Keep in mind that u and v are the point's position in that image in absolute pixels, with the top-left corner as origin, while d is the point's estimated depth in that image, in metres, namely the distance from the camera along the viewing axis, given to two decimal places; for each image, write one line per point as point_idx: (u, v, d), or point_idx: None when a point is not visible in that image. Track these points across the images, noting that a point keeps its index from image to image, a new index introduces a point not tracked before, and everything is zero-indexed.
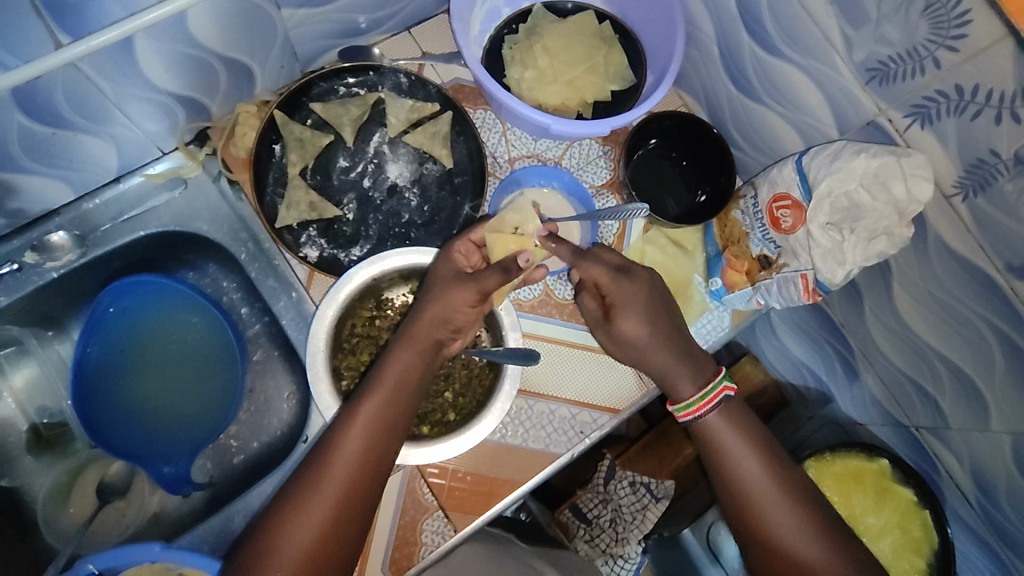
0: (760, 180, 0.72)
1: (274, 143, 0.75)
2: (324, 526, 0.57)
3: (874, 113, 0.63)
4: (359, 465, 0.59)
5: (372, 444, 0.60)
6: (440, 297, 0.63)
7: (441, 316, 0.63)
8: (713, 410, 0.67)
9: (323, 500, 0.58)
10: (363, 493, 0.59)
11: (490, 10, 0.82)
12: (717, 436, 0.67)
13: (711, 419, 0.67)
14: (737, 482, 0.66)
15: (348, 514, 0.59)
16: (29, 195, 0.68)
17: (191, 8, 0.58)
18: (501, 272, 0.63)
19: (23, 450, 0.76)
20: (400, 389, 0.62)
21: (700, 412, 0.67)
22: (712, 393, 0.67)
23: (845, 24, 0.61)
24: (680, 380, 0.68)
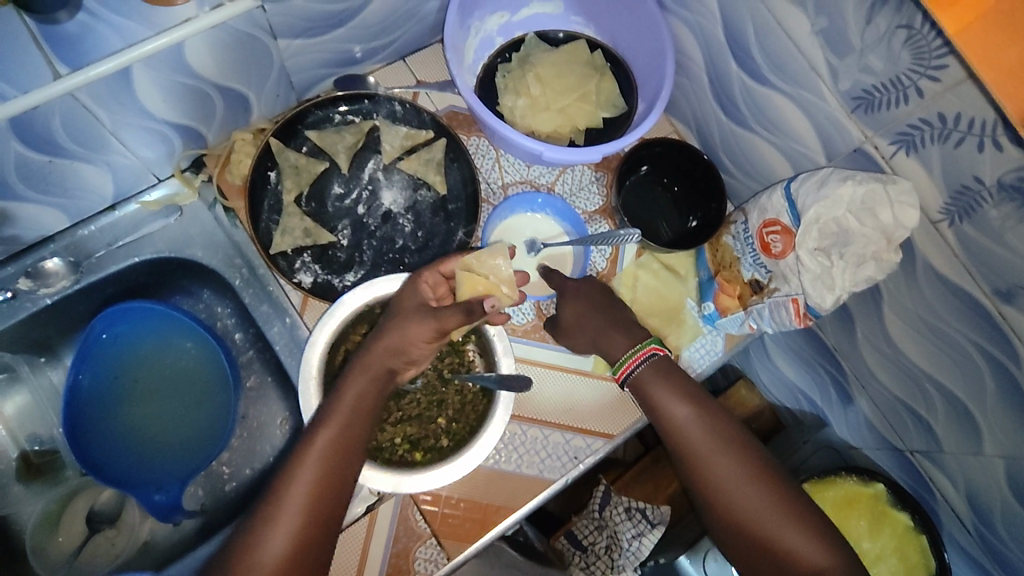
0: (750, 206, 0.73)
1: (269, 169, 0.75)
2: (283, 561, 0.56)
3: (861, 140, 0.65)
4: (315, 498, 0.58)
5: (326, 477, 0.59)
6: (398, 327, 0.63)
7: (398, 347, 0.63)
8: (645, 364, 0.69)
9: (279, 534, 0.57)
10: (320, 526, 0.58)
11: (484, 39, 0.84)
12: (650, 386, 0.69)
13: (646, 377, 0.69)
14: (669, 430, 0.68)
15: (310, 549, 0.57)
16: (24, 222, 0.68)
17: (188, 40, 0.60)
18: (463, 313, 0.63)
19: (13, 477, 0.75)
20: (353, 420, 0.61)
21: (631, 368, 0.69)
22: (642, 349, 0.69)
23: (829, 54, 0.62)
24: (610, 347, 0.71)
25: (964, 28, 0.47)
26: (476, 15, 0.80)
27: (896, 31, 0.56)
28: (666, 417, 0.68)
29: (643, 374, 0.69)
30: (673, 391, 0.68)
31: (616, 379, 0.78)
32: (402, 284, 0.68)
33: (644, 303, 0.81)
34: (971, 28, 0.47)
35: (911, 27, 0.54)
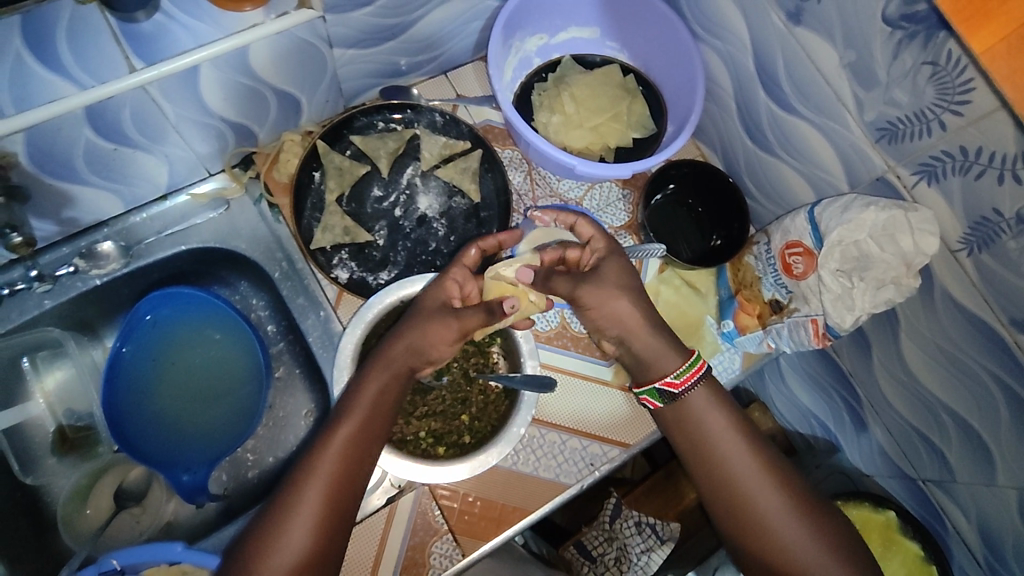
0: (773, 227, 0.75)
1: (314, 170, 0.80)
2: (303, 551, 0.58)
3: (884, 169, 0.67)
4: (335, 488, 0.60)
5: (347, 469, 0.61)
6: (420, 325, 0.66)
7: (418, 345, 0.66)
8: (696, 389, 0.69)
9: (301, 522, 0.58)
10: (337, 518, 0.60)
11: (523, 58, 0.88)
12: (694, 404, 0.69)
13: (694, 395, 0.69)
14: (705, 447, 0.69)
15: (330, 538, 0.59)
16: (84, 206, 0.72)
17: (253, 44, 0.64)
18: (484, 312, 0.68)
19: (47, 451, 0.77)
20: (372, 418, 0.63)
21: (687, 384, 0.69)
22: (697, 362, 0.70)
23: (856, 87, 0.65)
24: (631, 342, 0.71)
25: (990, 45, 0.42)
26: (518, 36, 0.85)
27: (921, 67, 0.59)
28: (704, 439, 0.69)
29: (696, 394, 0.69)
30: (716, 408, 0.69)
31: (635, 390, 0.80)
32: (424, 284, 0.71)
33: (664, 317, 0.83)
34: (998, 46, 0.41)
35: (936, 64, 0.57)
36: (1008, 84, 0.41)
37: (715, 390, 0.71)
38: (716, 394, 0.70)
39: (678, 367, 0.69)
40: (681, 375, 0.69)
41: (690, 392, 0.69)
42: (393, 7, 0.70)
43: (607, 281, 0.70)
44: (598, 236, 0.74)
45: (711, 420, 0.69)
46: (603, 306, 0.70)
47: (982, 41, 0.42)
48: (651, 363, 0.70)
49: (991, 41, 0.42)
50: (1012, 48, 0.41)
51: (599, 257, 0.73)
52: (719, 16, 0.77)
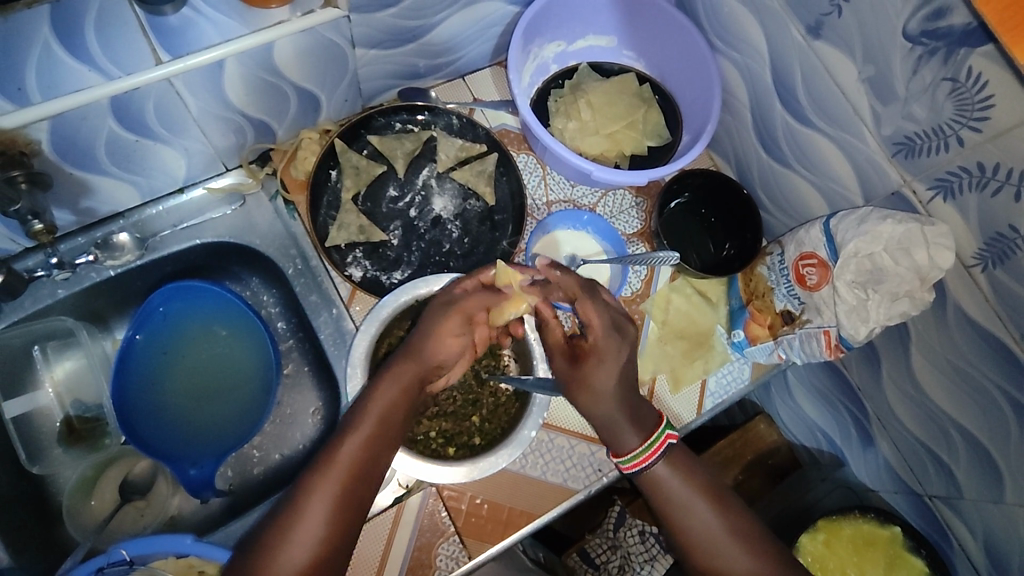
0: (788, 238, 0.76)
1: (331, 168, 0.80)
2: (312, 549, 0.55)
3: (899, 183, 0.68)
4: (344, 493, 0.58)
5: (360, 464, 0.59)
6: (430, 326, 0.65)
7: (428, 345, 0.64)
8: (660, 459, 0.65)
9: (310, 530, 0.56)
10: (348, 516, 0.58)
11: (541, 64, 0.89)
12: (657, 476, 0.64)
13: (658, 466, 0.65)
14: (669, 517, 0.64)
15: (338, 542, 0.56)
16: (102, 196, 0.72)
17: (278, 40, 0.65)
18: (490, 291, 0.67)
19: (55, 441, 0.76)
20: (382, 423, 0.61)
21: (645, 463, 0.64)
22: (657, 441, 0.64)
23: (874, 100, 0.66)
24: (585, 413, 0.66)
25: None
26: (537, 42, 0.85)
27: (940, 83, 0.59)
28: (674, 509, 0.64)
29: (658, 469, 0.65)
30: (682, 479, 0.64)
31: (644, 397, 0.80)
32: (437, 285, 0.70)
33: (674, 325, 0.83)
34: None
35: (956, 80, 0.58)
36: None
37: (683, 462, 0.66)
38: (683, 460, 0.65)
39: (643, 440, 0.64)
40: (635, 457, 0.64)
41: (650, 468, 0.64)
42: (416, 9, 0.71)
43: (585, 372, 0.65)
44: (601, 323, 0.65)
45: (679, 488, 0.64)
46: (571, 383, 0.66)
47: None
48: (610, 437, 0.66)
49: None
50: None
51: (595, 344, 0.65)
52: (738, 29, 0.78)
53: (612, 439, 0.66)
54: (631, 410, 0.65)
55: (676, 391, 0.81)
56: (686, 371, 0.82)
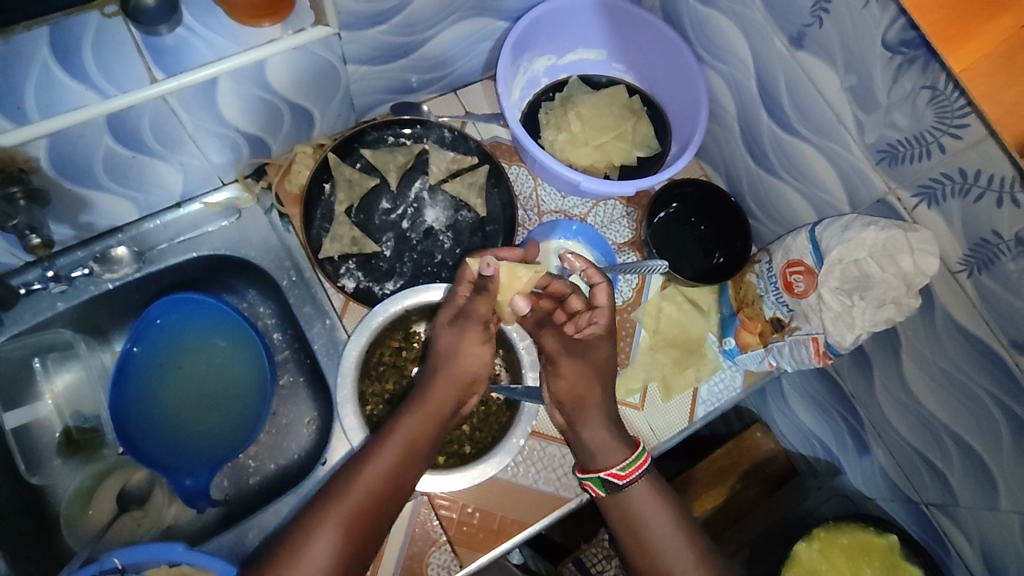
0: (776, 247, 0.76)
1: (324, 182, 0.82)
2: (335, 549, 0.59)
3: (884, 191, 0.68)
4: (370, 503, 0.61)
5: (379, 488, 0.62)
6: (459, 344, 0.68)
7: (456, 360, 0.68)
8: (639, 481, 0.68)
9: (331, 533, 0.59)
10: (363, 534, 0.60)
11: (531, 78, 0.90)
12: (634, 497, 0.68)
13: (636, 486, 0.68)
14: (640, 536, 0.67)
15: (355, 547, 0.60)
16: (100, 211, 0.74)
17: (272, 58, 0.66)
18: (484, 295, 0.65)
19: (53, 453, 0.78)
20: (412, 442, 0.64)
21: (632, 476, 0.67)
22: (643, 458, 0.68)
23: (857, 109, 0.66)
24: (585, 426, 0.68)
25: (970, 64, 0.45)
26: (526, 56, 0.87)
27: (920, 91, 0.60)
28: (643, 534, 0.67)
29: (637, 489, 0.68)
30: (657, 500, 0.68)
31: (635, 405, 0.80)
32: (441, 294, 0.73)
33: (665, 333, 0.84)
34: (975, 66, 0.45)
35: (935, 88, 0.58)
36: (986, 99, 0.45)
37: (658, 487, 0.69)
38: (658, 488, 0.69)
39: (626, 458, 0.67)
40: (628, 467, 0.67)
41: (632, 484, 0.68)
42: (406, 26, 0.73)
43: (588, 360, 0.69)
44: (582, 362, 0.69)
45: (652, 513, 0.67)
46: (578, 383, 0.68)
47: (962, 59, 0.45)
48: (592, 457, 0.69)
49: (969, 60, 0.45)
50: (990, 66, 0.44)
51: (593, 329, 0.69)
52: (723, 40, 0.79)
53: (593, 459, 0.68)
54: (613, 426, 0.69)
55: (667, 399, 0.81)
56: (677, 379, 0.82)
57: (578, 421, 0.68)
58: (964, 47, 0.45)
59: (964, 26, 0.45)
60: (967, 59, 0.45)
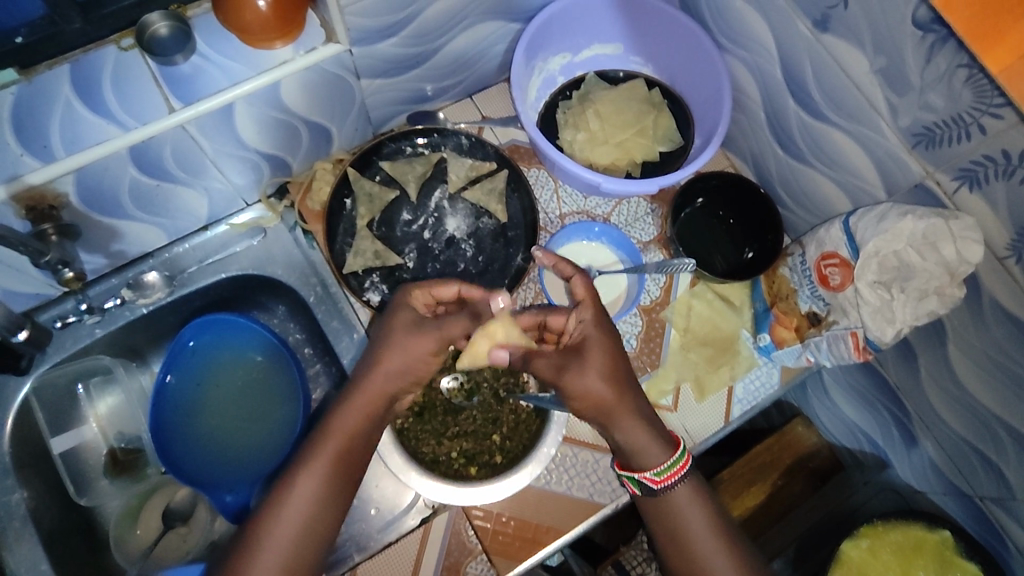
0: (808, 238, 0.73)
1: (346, 197, 0.81)
2: (312, 500, 0.60)
3: (922, 175, 0.65)
4: (342, 450, 0.62)
5: (319, 504, 0.60)
6: (401, 349, 0.65)
7: (403, 368, 0.65)
8: (679, 483, 0.66)
9: (310, 481, 0.60)
10: (335, 497, 0.61)
11: (547, 78, 0.88)
12: (675, 499, 0.66)
13: (678, 492, 0.66)
14: (683, 547, 0.65)
15: (333, 493, 0.61)
16: (131, 239, 0.76)
17: (285, 79, 0.67)
18: (468, 319, 0.69)
19: (100, 473, 0.81)
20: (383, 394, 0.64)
21: (670, 481, 0.65)
22: (680, 461, 0.65)
23: (889, 91, 0.63)
24: (618, 426, 0.65)
25: (1004, 65, 0.48)
26: (540, 56, 0.85)
27: (956, 70, 0.56)
28: (682, 538, 0.65)
29: (678, 492, 0.66)
30: (698, 503, 0.66)
31: (669, 407, 0.79)
32: (395, 344, 0.65)
33: (697, 332, 0.81)
34: (1010, 66, 0.48)
35: (971, 66, 0.55)
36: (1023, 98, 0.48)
37: (699, 490, 0.67)
38: (701, 489, 0.67)
39: (664, 461, 0.65)
40: (661, 473, 0.64)
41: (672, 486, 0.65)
42: (417, 36, 0.72)
43: (593, 362, 0.65)
44: (600, 369, 0.64)
45: (692, 516, 0.65)
46: (594, 389, 0.65)
47: (999, 58, 0.48)
48: (628, 455, 0.66)
49: (1006, 59, 0.47)
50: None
51: (583, 330, 0.67)
52: (744, 28, 0.76)
53: (628, 454, 0.66)
54: (649, 420, 0.66)
55: (701, 400, 0.79)
56: (711, 378, 0.80)
57: (609, 425, 0.66)
58: (999, 46, 0.47)
59: (997, 27, 0.47)
60: (1002, 58, 0.48)
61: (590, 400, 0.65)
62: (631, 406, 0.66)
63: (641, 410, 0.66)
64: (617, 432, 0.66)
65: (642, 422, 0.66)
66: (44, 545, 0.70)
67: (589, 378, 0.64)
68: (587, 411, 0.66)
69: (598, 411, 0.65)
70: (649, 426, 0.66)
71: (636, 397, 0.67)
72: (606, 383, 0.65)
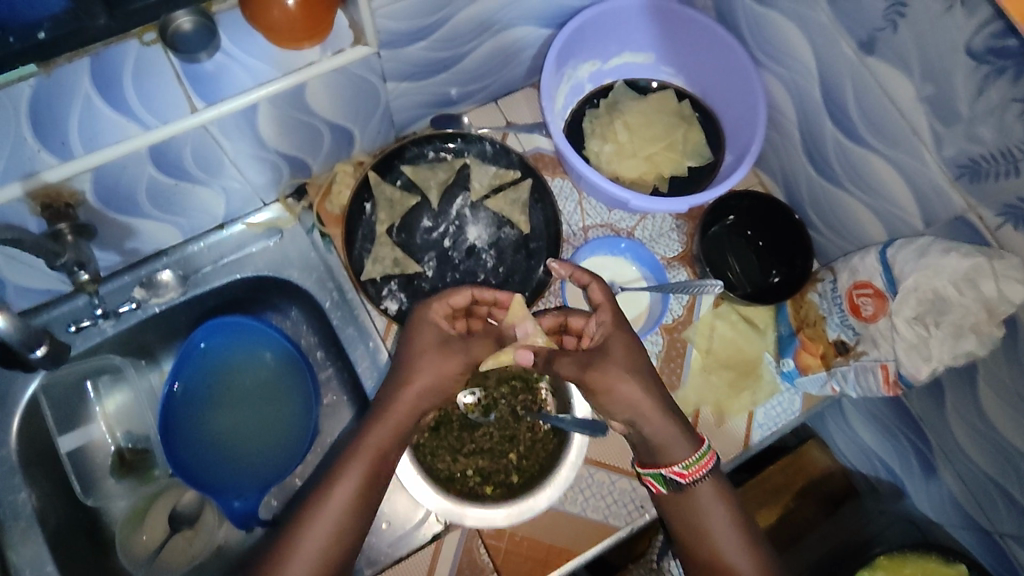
0: (840, 265, 0.71)
1: (365, 201, 0.80)
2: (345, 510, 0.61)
3: (964, 208, 0.62)
4: (375, 462, 0.62)
5: (353, 512, 0.61)
6: (428, 367, 0.63)
7: (432, 388, 0.63)
8: (705, 478, 0.66)
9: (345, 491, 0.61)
10: (368, 504, 0.62)
11: (575, 85, 0.86)
12: (699, 493, 0.66)
13: (702, 487, 0.66)
14: (706, 543, 0.65)
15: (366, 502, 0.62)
16: (145, 237, 0.74)
17: (310, 82, 0.65)
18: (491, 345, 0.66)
19: (108, 472, 0.80)
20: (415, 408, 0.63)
21: (697, 474, 0.65)
22: (707, 454, 0.66)
23: (935, 120, 0.61)
24: (646, 424, 0.64)
25: None
26: (570, 64, 0.83)
27: (1010, 104, 0.54)
28: (704, 530, 0.66)
29: (702, 488, 0.66)
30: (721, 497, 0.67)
31: None
32: (423, 363, 0.63)
33: (719, 354, 0.80)
34: None
35: None
36: None
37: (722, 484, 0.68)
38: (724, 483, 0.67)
39: (689, 456, 0.65)
40: (690, 466, 0.65)
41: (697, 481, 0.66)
42: (446, 40, 0.70)
43: (617, 362, 0.63)
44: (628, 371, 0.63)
45: (715, 509, 0.66)
46: (623, 390, 0.63)
47: None
48: (656, 452, 0.65)
49: None
50: None
51: (605, 332, 0.66)
52: (784, 44, 0.73)
53: (655, 453, 0.66)
54: (677, 417, 0.65)
55: (721, 424, 0.78)
56: (732, 402, 0.78)
57: (638, 425, 0.64)
58: None
59: None
60: None
61: (619, 401, 0.63)
62: (659, 407, 0.64)
63: (667, 407, 0.65)
64: (647, 433, 0.64)
65: (670, 422, 0.65)
66: (49, 545, 0.69)
67: (619, 378, 0.62)
68: (617, 412, 0.64)
69: (629, 412, 0.64)
70: (677, 426, 0.65)
71: (663, 396, 0.65)
72: (635, 385, 0.63)
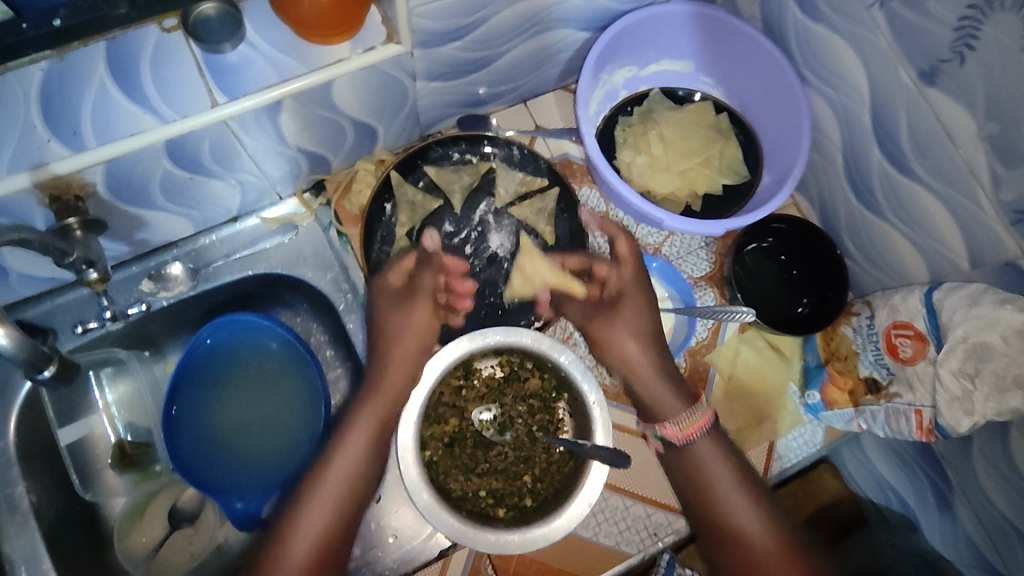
0: (880, 300, 0.70)
1: (386, 202, 0.77)
2: (340, 488, 0.64)
3: (1016, 254, 0.58)
4: (368, 443, 0.66)
5: (349, 490, 0.65)
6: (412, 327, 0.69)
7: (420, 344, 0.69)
8: (703, 434, 0.67)
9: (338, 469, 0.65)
10: (365, 483, 0.66)
11: (609, 91, 0.82)
12: (696, 445, 0.67)
13: (699, 442, 0.67)
14: (711, 496, 0.66)
15: (361, 483, 0.65)
16: (156, 228, 0.71)
17: (339, 79, 0.61)
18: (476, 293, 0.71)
19: (109, 463, 0.79)
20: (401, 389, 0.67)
21: (692, 434, 0.67)
22: (701, 414, 0.67)
23: (996, 161, 0.58)
24: (639, 381, 0.70)
25: None
26: (607, 69, 0.79)
27: None
28: (705, 479, 0.66)
29: (700, 443, 0.67)
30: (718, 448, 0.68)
31: None
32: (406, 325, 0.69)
33: (741, 380, 0.78)
34: None
35: None
36: None
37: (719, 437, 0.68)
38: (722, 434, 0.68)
39: (688, 410, 0.68)
40: (685, 425, 0.67)
41: (694, 437, 0.67)
42: (482, 41, 0.66)
43: (622, 318, 0.71)
44: (626, 325, 0.71)
45: (714, 462, 0.67)
46: (622, 342, 0.71)
47: None
48: (652, 408, 0.69)
49: None
50: None
51: (620, 285, 0.72)
52: (835, 64, 0.70)
53: (651, 406, 0.70)
54: (671, 375, 0.70)
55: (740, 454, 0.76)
56: (753, 432, 0.76)
57: (632, 381, 0.71)
58: None
59: None
60: None
61: (616, 352, 0.71)
62: (656, 364, 0.70)
63: (664, 367, 0.71)
64: (643, 387, 0.70)
65: (664, 377, 0.70)
66: (47, 541, 0.67)
67: (620, 329, 0.71)
68: (611, 362, 0.72)
69: (622, 362, 0.71)
70: (671, 384, 0.70)
71: (663, 355, 0.71)
72: (636, 341, 0.71)
